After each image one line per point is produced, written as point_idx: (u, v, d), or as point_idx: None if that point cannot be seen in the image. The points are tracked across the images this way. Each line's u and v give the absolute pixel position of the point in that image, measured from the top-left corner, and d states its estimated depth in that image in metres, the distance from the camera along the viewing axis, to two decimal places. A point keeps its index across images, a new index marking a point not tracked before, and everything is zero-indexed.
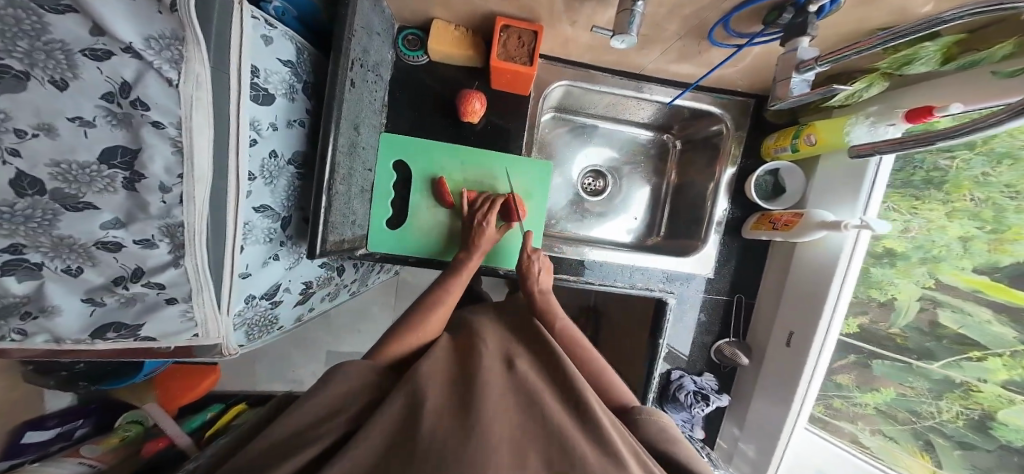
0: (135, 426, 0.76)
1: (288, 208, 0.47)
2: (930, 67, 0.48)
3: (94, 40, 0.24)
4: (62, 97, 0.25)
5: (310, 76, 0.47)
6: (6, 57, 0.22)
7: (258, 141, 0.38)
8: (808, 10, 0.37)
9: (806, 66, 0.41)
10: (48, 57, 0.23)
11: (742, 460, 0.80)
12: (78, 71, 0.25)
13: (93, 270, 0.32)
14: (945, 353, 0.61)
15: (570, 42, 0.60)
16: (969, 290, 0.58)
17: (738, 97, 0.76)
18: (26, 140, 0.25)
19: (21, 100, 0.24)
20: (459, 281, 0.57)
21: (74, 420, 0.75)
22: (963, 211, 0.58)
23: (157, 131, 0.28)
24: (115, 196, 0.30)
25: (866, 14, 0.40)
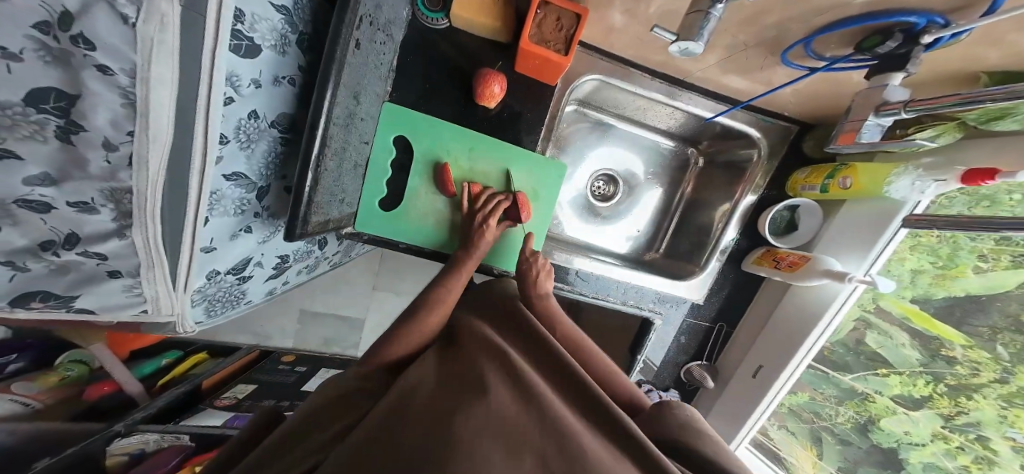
0: (78, 366, 0.77)
1: (266, 177, 0.41)
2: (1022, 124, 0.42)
3: None
4: None
5: (308, 25, 0.39)
6: None
7: (234, 100, 0.32)
8: (919, 41, 0.32)
9: (889, 109, 0.38)
10: None
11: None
12: None
13: (15, 230, 0.27)
14: (858, 367, 0.68)
15: (613, 31, 0.54)
16: (898, 316, 0.63)
17: (781, 120, 0.72)
18: None
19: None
20: (456, 278, 0.53)
21: (9, 354, 0.71)
22: (924, 245, 0.59)
23: (103, 77, 0.22)
24: (43, 147, 0.24)
25: (977, 52, 0.34)
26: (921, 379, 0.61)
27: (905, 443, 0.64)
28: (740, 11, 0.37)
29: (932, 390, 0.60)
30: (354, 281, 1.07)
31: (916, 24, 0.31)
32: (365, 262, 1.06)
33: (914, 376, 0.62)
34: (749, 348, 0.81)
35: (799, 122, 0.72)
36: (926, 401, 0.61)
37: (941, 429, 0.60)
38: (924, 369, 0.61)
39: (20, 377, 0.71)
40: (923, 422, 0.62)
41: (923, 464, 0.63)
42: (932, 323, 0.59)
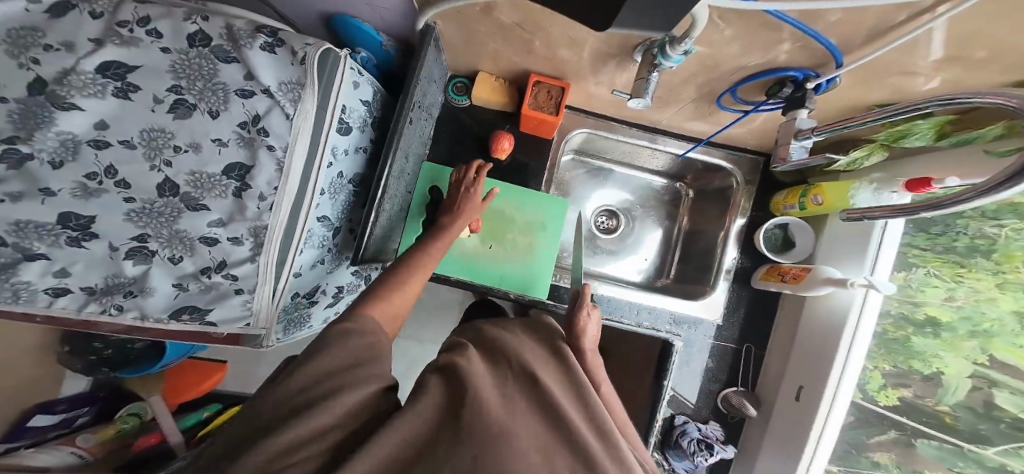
0: (133, 419, 0.81)
1: (341, 219, 0.54)
2: (927, 142, 0.53)
3: (244, 82, 0.37)
4: (212, 122, 0.37)
5: (379, 111, 0.55)
6: (188, 93, 0.36)
7: (333, 163, 0.45)
8: (807, 86, 0.43)
9: (802, 134, 0.46)
10: (213, 94, 0.36)
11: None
12: (228, 105, 0.37)
13: (190, 260, 0.41)
14: (1001, 439, 0.53)
15: (592, 97, 0.69)
16: None
17: (749, 154, 0.83)
18: (180, 153, 0.37)
19: (185, 123, 0.36)
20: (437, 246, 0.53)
21: (81, 407, 0.80)
22: (1015, 283, 0.52)
23: (269, 152, 0.38)
24: (224, 200, 0.39)
25: (863, 92, 0.47)
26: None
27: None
28: (677, 75, 0.51)
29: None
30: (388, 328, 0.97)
31: (796, 77, 0.44)
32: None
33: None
34: (784, 372, 0.80)
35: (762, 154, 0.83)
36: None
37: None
38: None
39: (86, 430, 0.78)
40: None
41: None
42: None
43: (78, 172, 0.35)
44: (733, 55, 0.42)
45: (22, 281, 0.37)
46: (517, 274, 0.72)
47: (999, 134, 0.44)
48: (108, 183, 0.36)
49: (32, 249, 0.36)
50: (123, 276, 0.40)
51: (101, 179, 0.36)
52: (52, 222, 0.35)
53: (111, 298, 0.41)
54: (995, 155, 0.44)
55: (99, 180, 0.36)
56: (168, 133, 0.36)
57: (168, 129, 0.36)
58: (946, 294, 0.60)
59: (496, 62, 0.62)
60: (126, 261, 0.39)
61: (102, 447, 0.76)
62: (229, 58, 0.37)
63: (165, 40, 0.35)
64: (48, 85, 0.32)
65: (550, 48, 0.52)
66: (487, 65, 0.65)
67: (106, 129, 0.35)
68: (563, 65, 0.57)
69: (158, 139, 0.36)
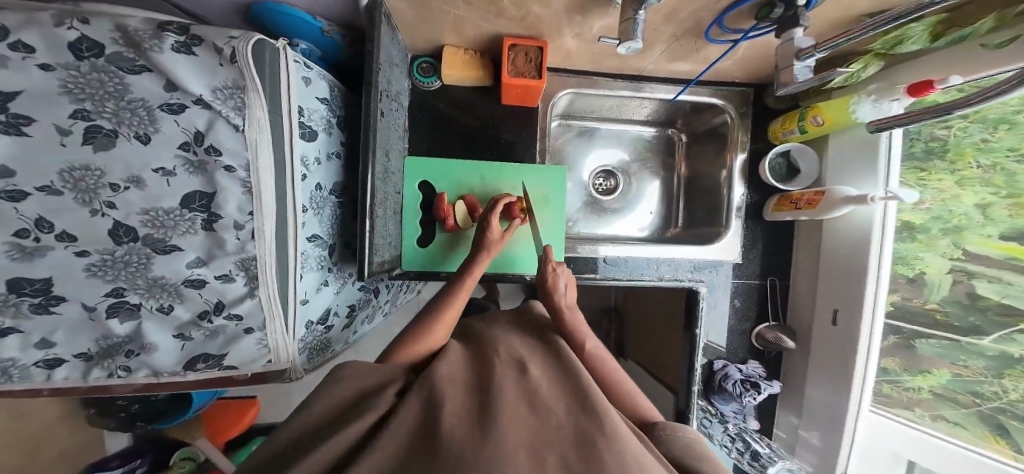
0: (188, 463, 0.76)
1: (333, 235, 0.53)
2: (921, 44, 0.48)
3: (168, 95, 0.32)
4: (146, 150, 0.32)
5: (341, 109, 0.55)
6: (99, 118, 0.30)
7: (308, 175, 0.45)
8: (796, 3, 0.38)
9: (804, 54, 0.41)
10: (132, 114, 0.31)
11: (807, 450, 0.76)
12: (158, 125, 0.32)
13: (182, 306, 0.39)
14: (993, 328, 0.59)
15: (571, 53, 0.64)
16: (1002, 258, 0.58)
17: (737, 88, 0.77)
18: (120, 191, 0.32)
19: (112, 154, 0.31)
20: (457, 300, 0.58)
21: (133, 460, 0.75)
22: (973, 178, 0.60)
23: (230, 174, 0.35)
24: (196, 236, 0.37)
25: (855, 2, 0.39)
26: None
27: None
28: (657, 13, 0.45)
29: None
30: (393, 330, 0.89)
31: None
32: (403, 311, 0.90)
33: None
34: (814, 297, 0.79)
35: (749, 85, 0.77)
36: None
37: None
38: None
39: None
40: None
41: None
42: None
43: (6, 232, 0.30)
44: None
45: (6, 359, 0.35)
46: (526, 257, 0.70)
47: (993, 27, 0.41)
48: (46, 238, 0.31)
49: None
50: (114, 337, 0.38)
51: (36, 234, 0.31)
52: (4, 292, 0.32)
53: (113, 361, 0.39)
54: (993, 49, 0.42)
55: (35, 236, 0.31)
56: (95, 170, 0.31)
57: (94, 166, 0.31)
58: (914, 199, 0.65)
59: (461, 33, 0.57)
60: (111, 319, 0.37)
61: None
62: (137, 67, 0.30)
63: (41, 54, 0.28)
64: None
65: (522, 5, 0.47)
66: (453, 38, 0.60)
67: (12, 175, 0.29)
68: (536, 23, 0.52)
69: (86, 178, 0.31)
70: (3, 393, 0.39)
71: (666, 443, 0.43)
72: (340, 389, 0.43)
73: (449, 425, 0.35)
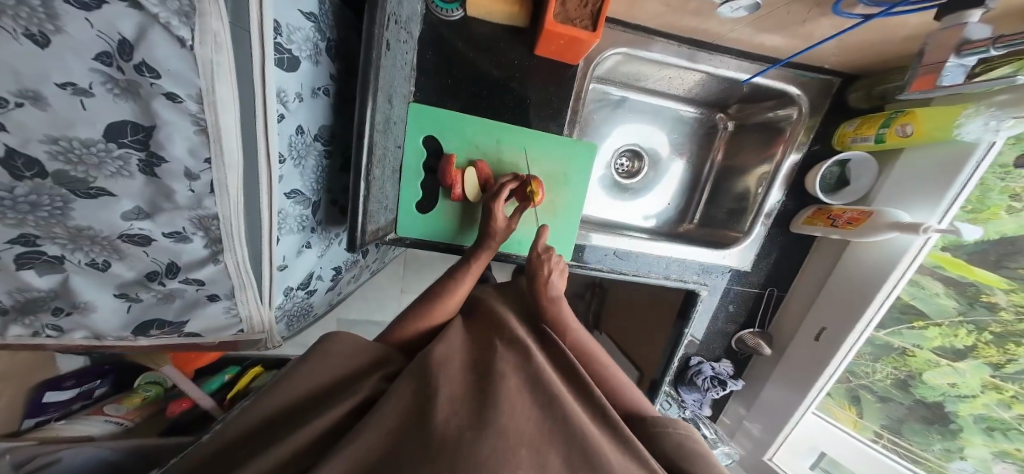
0: (155, 387, 0.74)
1: (318, 191, 0.45)
2: None
3: None
4: (43, 56, 0.20)
5: (333, 31, 0.43)
6: None
7: (286, 116, 0.35)
8: None
9: (971, 47, 0.36)
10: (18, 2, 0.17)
11: (745, 437, 0.86)
12: (60, 22, 0.19)
13: (122, 263, 0.32)
14: (892, 322, 0.69)
15: (637, 4, 0.50)
16: (931, 266, 0.63)
17: (821, 75, 0.65)
18: (8, 110, 0.20)
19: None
20: (461, 286, 0.53)
21: (93, 380, 0.72)
22: None
23: (173, 105, 0.25)
24: (131, 181, 0.27)
25: None
26: (963, 329, 0.63)
27: (952, 396, 0.66)
28: None
29: (976, 339, 0.62)
30: (376, 286, 0.83)
31: None
32: (389, 268, 0.84)
33: (954, 326, 0.64)
34: (807, 311, 0.79)
35: (837, 73, 0.65)
36: (970, 352, 0.63)
37: (991, 379, 0.62)
38: (964, 318, 0.63)
39: (107, 399, 0.71)
40: (970, 373, 0.64)
41: (974, 416, 0.65)
42: (971, 271, 0.61)
43: None
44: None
45: None
46: None
47: None
48: None
49: None
50: (33, 291, 0.30)
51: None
52: None
53: (36, 318, 0.32)
54: None
55: None
56: None
57: None
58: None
59: None
60: (24, 271, 0.28)
61: (138, 413, 0.70)
62: None
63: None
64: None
65: None
66: None
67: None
68: None
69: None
70: None
71: (658, 441, 0.41)
72: (325, 366, 0.38)
73: (445, 415, 0.32)
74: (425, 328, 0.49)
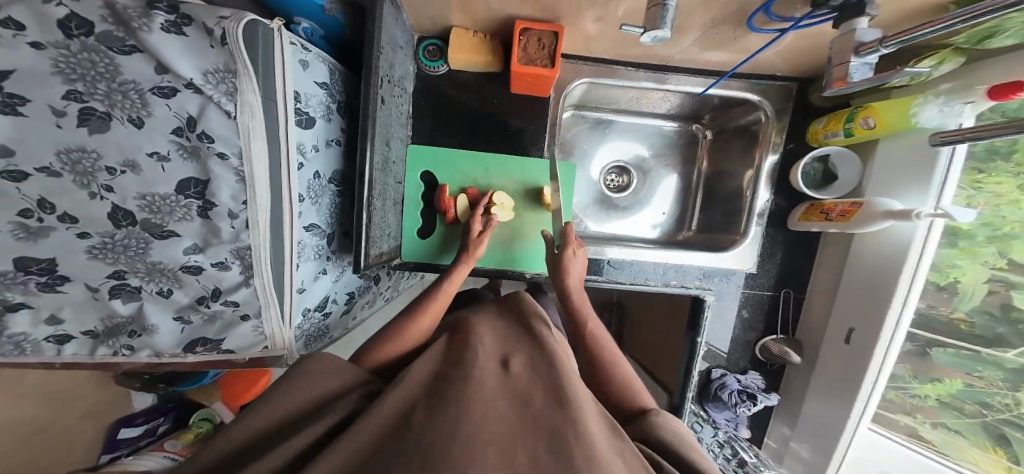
0: (206, 423, 0.73)
1: (332, 224, 0.52)
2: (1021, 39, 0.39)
3: (159, 77, 0.28)
4: (140, 133, 0.29)
5: (342, 94, 0.53)
6: (92, 98, 0.27)
7: (305, 164, 0.43)
8: None
9: (866, 49, 0.38)
10: (123, 97, 0.28)
11: (796, 460, 0.73)
12: (150, 109, 0.29)
13: (180, 291, 0.39)
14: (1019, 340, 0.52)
15: (590, 39, 0.58)
16: None
17: (777, 82, 0.70)
18: (116, 176, 0.30)
19: (106, 138, 0.29)
20: (437, 301, 0.54)
21: (157, 417, 0.72)
22: None
23: (223, 162, 0.32)
24: (192, 224, 0.35)
25: None
26: None
27: None
28: None
29: None
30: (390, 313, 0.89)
31: None
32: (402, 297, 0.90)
33: None
34: (832, 311, 0.70)
35: (794, 78, 0.70)
36: None
37: None
38: None
39: (168, 436, 0.70)
40: None
41: None
42: None
43: (9, 211, 0.29)
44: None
45: (17, 333, 0.35)
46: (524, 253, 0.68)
47: None
48: (49, 219, 0.30)
49: (9, 300, 0.34)
50: (118, 317, 0.38)
51: (39, 215, 0.30)
52: (9, 271, 0.32)
53: (117, 340, 0.40)
54: None
55: (37, 216, 0.30)
56: (92, 152, 0.29)
57: (90, 148, 0.29)
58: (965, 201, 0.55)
59: (471, 14, 0.53)
60: (114, 300, 0.37)
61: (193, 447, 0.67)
62: (129, 46, 0.26)
63: (30, 30, 0.23)
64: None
65: None
66: (461, 19, 0.56)
67: (12, 155, 0.27)
68: (552, 7, 0.48)
69: (82, 160, 0.29)
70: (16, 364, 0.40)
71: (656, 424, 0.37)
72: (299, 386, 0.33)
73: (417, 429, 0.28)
74: (409, 346, 0.48)
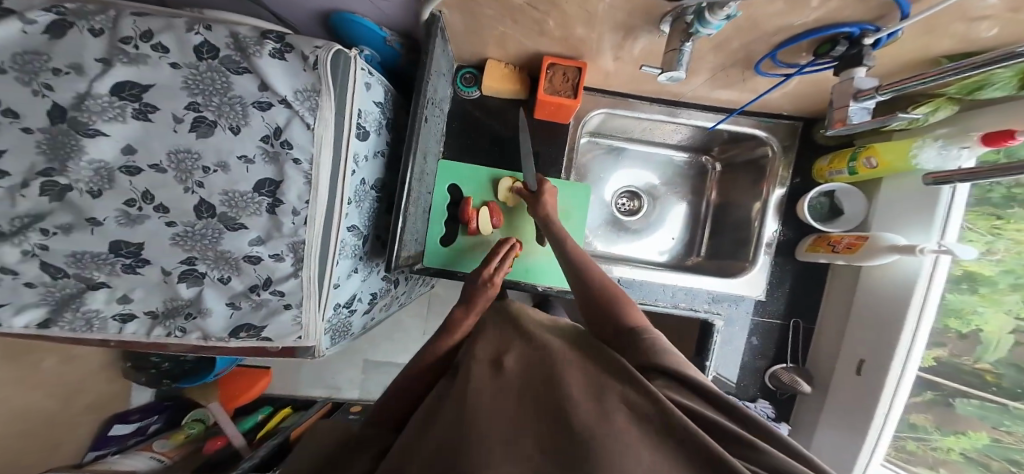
0: (198, 425, 0.82)
1: (369, 227, 0.57)
2: (1009, 92, 0.43)
3: (259, 94, 0.35)
4: (234, 139, 0.35)
5: (392, 113, 0.59)
6: (205, 111, 0.34)
7: (356, 171, 0.48)
8: (864, 42, 0.38)
9: (864, 95, 0.42)
10: (229, 109, 0.35)
11: None
12: (246, 119, 0.35)
13: (238, 279, 0.42)
14: None
15: (610, 75, 0.64)
16: None
17: (783, 121, 0.75)
18: (210, 174, 0.36)
19: (209, 142, 0.35)
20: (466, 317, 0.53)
21: (151, 416, 0.82)
22: None
23: (296, 166, 0.37)
24: (261, 218, 0.39)
25: (930, 41, 0.39)
26: None
27: None
28: (706, 43, 0.45)
29: None
30: (403, 320, 0.92)
31: (851, 33, 0.38)
32: (414, 305, 0.92)
33: None
34: (842, 344, 0.71)
35: (797, 118, 0.75)
36: None
37: None
38: None
39: (157, 436, 0.80)
40: None
41: None
42: None
43: (119, 200, 0.35)
44: (772, 15, 0.36)
45: (91, 309, 0.40)
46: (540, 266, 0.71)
47: None
48: (147, 208, 0.36)
49: (94, 279, 0.39)
50: (180, 299, 0.42)
51: (140, 205, 0.36)
52: (105, 251, 0.38)
53: (173, 321, 0.43)
54: None
55: (139, 206, 0.36)
56: (194, 153, 0.35)
57: (194, 150, 0.35)
58: (984, 247, 0.56)
59: (505, 49, 0.60)
60: (181, 284, 0.41)
61: (177, 451, 0.76)
62: (241, 69, 0.34)
63: (172, 54, 0.33)
64: (68, 111, 0.31)
65: (566, 27, 0.48)
66: (497, 52, 0.63)
67: (134, 154, 0.34)
68: (580, 45, 0.54)
69: (186, 160, 0.35)
70: (80, 340, 0.44)
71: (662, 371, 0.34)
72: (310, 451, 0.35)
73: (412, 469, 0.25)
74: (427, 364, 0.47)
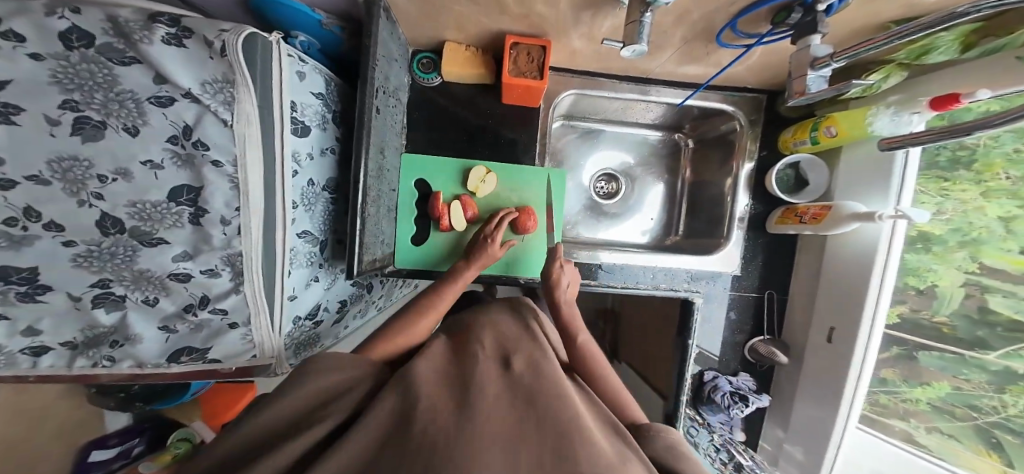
0: (185, 443, 0.69)
1: (325, 232, 0.53)
2: (950, 56, 0.45)
3: (157, 87, 0.30)
4: (133, 142, 0.31)
5: (338, 104, 0.54)
6: (87, 109, 0.29)
7: (299, 171, 0.44)
8: (818, 9, 0.36)
9: (819, 63, 0.40)
10: (120, 106, 0.30)
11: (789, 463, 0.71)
12: (145, 118, 0.31)
13: (167, 299, 0.38)
14: (1000, 342, 0.54)
15: (575, 54, 0.61)
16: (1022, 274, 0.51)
17: (749, 94, 0.74)
18: (108, 183, 0.31)
19: (101, 146, 0.30)
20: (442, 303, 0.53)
21: (132, 438, 0.69)
22: (998, 190, 0.52)
23: (217, 169, 0.33)
24: (183, 231, 0.35)
25: (876, 7, 0.38)
26: None
27: None
28: (666, 15, 0.42)
29: None
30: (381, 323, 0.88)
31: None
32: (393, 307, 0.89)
33: None
34: (813, 314, 0.73)
35: (763, 90, 0.74)
36: None
37: None
38: None
39: (143, 458, 0.68)
40: None
41: None
42: None
43: None
44: None
45: None
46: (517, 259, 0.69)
47: None
48: (34, 227, 0.30)
49: None
50: (100, 327, 0.38)
51: (23, 223, 0.30)
52: None
53: (97, 351, 0.39)
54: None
55: (22, 225, 0.30)
56: (83, 161, 0.30)
57: (83, 157, 0.30)
58: (935, 208, 0.57)
59: (461, 30, 0.56)
60: (97, 309, 0.36)
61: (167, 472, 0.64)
62: (127, 58, 0.29)
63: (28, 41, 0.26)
64: None
65: (522, 3, 0.44)
66: (454, 34, 0.58)
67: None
68: (539, 22, 0.50)
69: (74, 169, 0.30)
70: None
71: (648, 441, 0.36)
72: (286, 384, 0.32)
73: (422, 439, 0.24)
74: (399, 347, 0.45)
